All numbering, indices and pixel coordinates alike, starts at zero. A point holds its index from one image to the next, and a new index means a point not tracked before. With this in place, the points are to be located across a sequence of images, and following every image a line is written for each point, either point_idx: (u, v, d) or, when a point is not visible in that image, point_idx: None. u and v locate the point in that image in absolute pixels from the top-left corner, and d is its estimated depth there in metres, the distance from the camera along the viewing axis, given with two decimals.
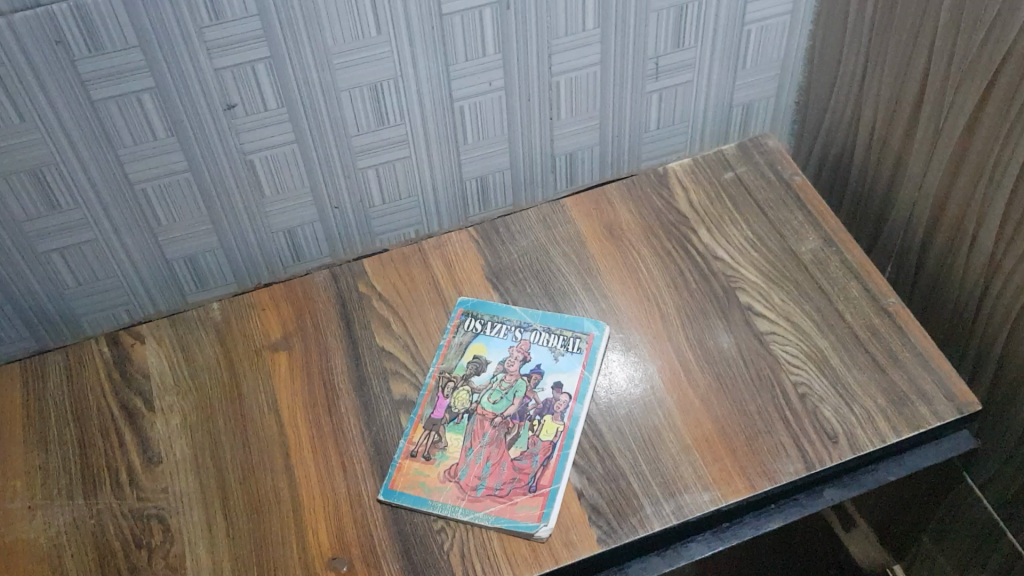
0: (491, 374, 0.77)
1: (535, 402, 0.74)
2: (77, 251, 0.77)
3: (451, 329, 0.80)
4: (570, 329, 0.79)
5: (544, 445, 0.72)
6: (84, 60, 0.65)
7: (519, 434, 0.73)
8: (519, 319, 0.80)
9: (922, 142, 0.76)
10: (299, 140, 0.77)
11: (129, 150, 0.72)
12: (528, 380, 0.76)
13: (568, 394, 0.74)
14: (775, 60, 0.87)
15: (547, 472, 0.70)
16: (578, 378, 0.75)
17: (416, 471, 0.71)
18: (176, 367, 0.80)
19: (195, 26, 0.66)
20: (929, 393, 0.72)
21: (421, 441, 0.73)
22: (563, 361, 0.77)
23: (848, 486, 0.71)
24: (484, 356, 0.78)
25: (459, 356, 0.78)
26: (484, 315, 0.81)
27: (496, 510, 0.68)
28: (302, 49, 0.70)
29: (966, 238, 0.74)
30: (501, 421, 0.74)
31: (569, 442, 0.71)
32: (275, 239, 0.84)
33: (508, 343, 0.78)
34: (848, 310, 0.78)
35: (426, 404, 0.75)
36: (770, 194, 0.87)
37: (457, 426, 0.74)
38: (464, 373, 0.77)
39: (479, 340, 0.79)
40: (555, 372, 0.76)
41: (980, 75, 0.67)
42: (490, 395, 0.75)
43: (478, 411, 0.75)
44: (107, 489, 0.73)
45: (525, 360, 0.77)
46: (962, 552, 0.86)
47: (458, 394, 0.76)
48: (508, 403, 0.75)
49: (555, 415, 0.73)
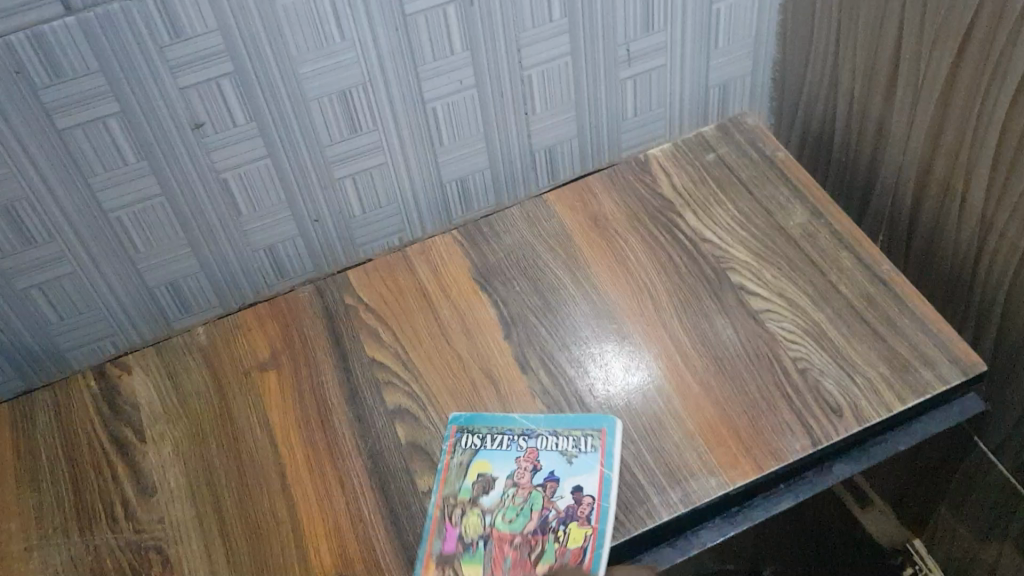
0: (502, 492, 0.68)
1: (554, 510, 0.66)
2: (57, 285, 0.76)
3: (446, 447, 0.71)
4: (583, 428, 0.70)
5: (575, 554, 0.63)
6: (45, 88, 0.64)
7: (543, 549, 0.64)
8: (522, 427, 0.71)
9: (902, 105, 0.74)
10: (271, 154, 0.76)
11: (100, 177, 0.71)
12: (543, 491, 0.67)
13: (590, 497, 0.66)
14: (747, 36, 0.86)
15: None
16: (598, 481, 0.67)
17: None
18: (165, 396, 0.79)
19: (156, 46, 0.65)
20: (932, 357, 0.71)
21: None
22: (576, 467, 0.68)
23: (857, 460, 0.69)
24: (489, 473, 0.69)
25: (461, 476, 0.69)
26: (480, 429, 0.72)
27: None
28: (266, 60, 0.69)
29: (955, 199, 0.72)
30: (521, 539, 0.65)
31: (600, 544, 0.63)
32: (257, 257, 0.83)
33: (514, 457, 0.70)
34: (842, 281, 0.77)
35: (432, 537, 0.66)
36: (754, 172, 0.86)
37: (474, 556, 0.65)
38: (471, 496, 0.68)
39: (480, 457, 0.70)
40: (569, 479, 0.67)
41: (954, 30, 0.65)
42: (503, 514, 0.67)
43: (494, 534, 0.66)
44: (102, 524, 0.72)
45: (537, 469, 0.69)
46: (979, 520, 0.84)
47: (467, 519, 0.67)
48: (527, 519, 0.66)
49: (581, 520, 0.65)
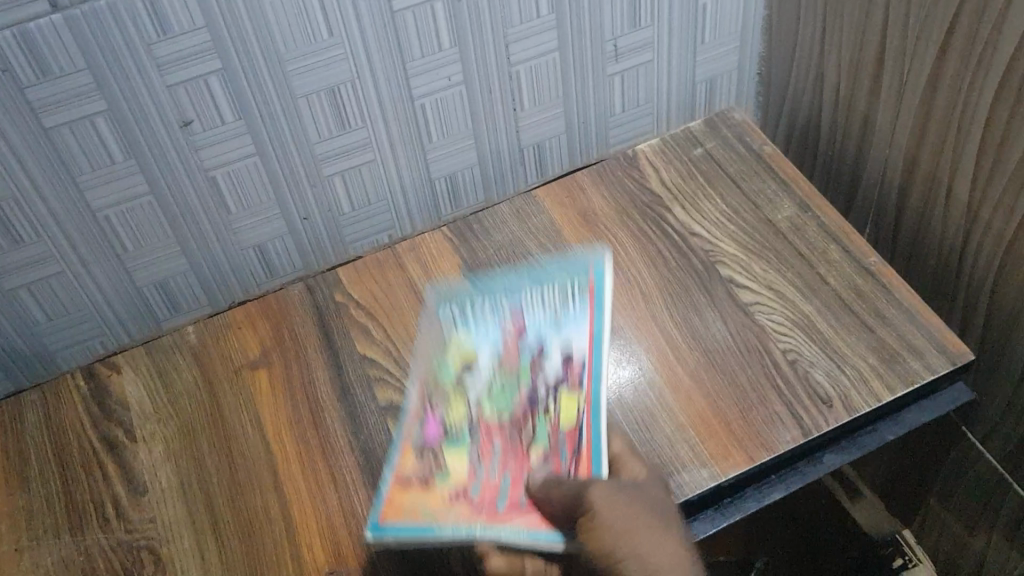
0: (489, 377, 0.71)
1: (542, 380, 0.69)
2: (44, 285, 0.76)
3: (423, 346, 0.76)
4: (570, 283, 0.75)
5: (568, 431, 0.66)
6: (32, 86, 0.64)
7: (535, 429, 0.67)
8: (507, 305, 0.75)
9: (888, 97, 0.75)
10: (260, 152, 0.75)
11: (87, 176, 0.71)
12: (533, 365, 0.70)
13: (579, 364, 0.69)
14: (734, 31, 0.86)
15: (584, 460, 0.64)
16: (587, 340, 0.71)
17: (413, 498, 0.64)
18: (155, 395, 0.78)
19: (143, 43, 0.65)
20: (919, 346, 0.71)
21: (411, 467, 0.67)
22: (566, 324, 0.72)
23: (848, 450, 0.69)
24: (473, 356, 0.73)
25: (439, 367, 0.73)
26: (457, 304, 0.78)
27: (525, 524, 0.61)
28: (254, 57, 0.69)
29: (941, 191, 0.73)
30: (511, 421, 0.68)
31: (595, 415, 0.66)
32: (246, 256, 0.82)
33: (497, 325, 0.74)
34: (831, 273, 0.77)
35: (410, 433, 0.69)
36: (742, 165, 0.87)
37: (460, 446, 0.67)
38: (456, 386, 0.71)
39: (460, 331, 0.75)
40: (559, 342, 0.71)
41: (938, 22, 0.66)
42: (487, 401, 0.70)
43: (480, 420, 0.69)
44: (94, 524, 0.71)
45: (524, 338, 0.72)
46: (968, 510, 0.84)
47: (450, 409, 0.70)
48: (513, 398, 0.69)
49: (573, 388, 0.68)
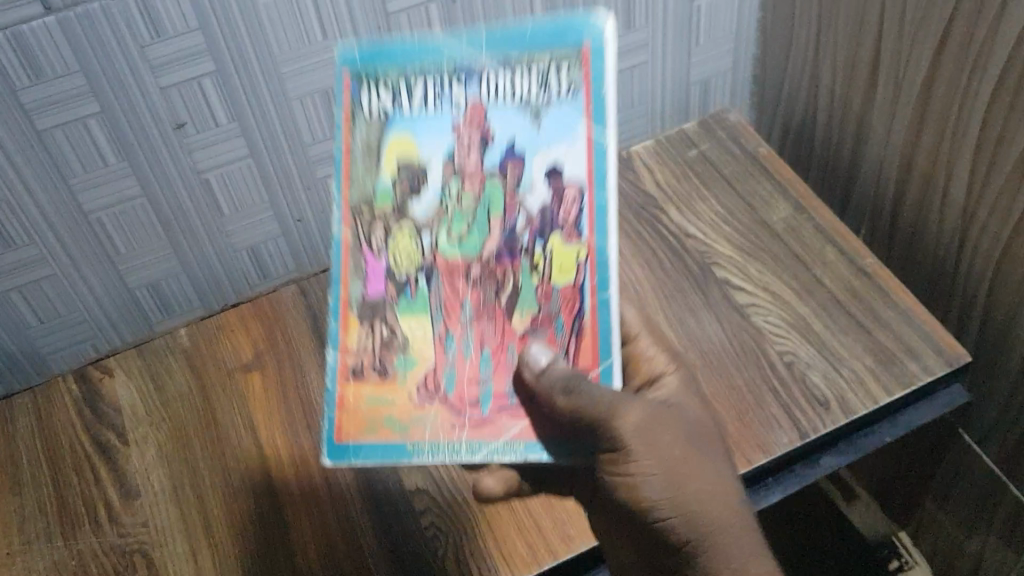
0: (442, 193, 0.54)
1: (522, 217, 0.54)
2: (36, 288, 0.75)
3: (342, 113, 0.54)
4: (552, 48, 0.53)
5: (566, 292, 0.55)
6: (25, 88, 0.64)
7: (519, 286, 0.54)
8: (457, 57, 0.53)
9: (884, 97, 0.75)
10: (254, 154, 0.75)
11: (80, 178, 0.70)
12: (504, 180, 0.54)
13: (575, 202, 0.54)
14: (729, 32, 0.86)
15: (586, 344, 0.55)
16: (585, 159, 0.53)
17: (371, 402, 0.56)
18: (148, 398, 0.78)
19: (136, 45, 0.65)
20: (917, 349, 0.72)
21: (360, 347, 0.56)
22: (548, 131, 0.53)
23: (845, 452, 0.70)
24: (416, 155, 0.54)
25: (374, 176, 0.54)
26: (384, 77, 0.54)
27: (515, 436, 0.55)
28: (248, 58, 0.69)
29: (937, 192, 0.72)
30: (480, 268, 0.54)
31: (600, 269, 0.54)
32: (239, 258, 0.82)
33: (448, 126, 0.54)
34: (827, 274, 0.77)
35: (348, 279, 0.55)
36: (737, 167, 0.87)
37: (416, 305, 0.55)
38: (394, 203, 0.54)
39: (399, 130, 0.54)
40: (542, 154, 0.53)
41: (935, 23, 0.66)
42: (448, 228, 0.54)
43: (438, 264, 0.54)
44: (86, 528, 0.71)
45: (493, 149, 0.54)
46: (963, 512, 0.84)
47: (399, 243, 0.55)
48: (481, 236, 0.54)
49: (566, 232, 0.54)
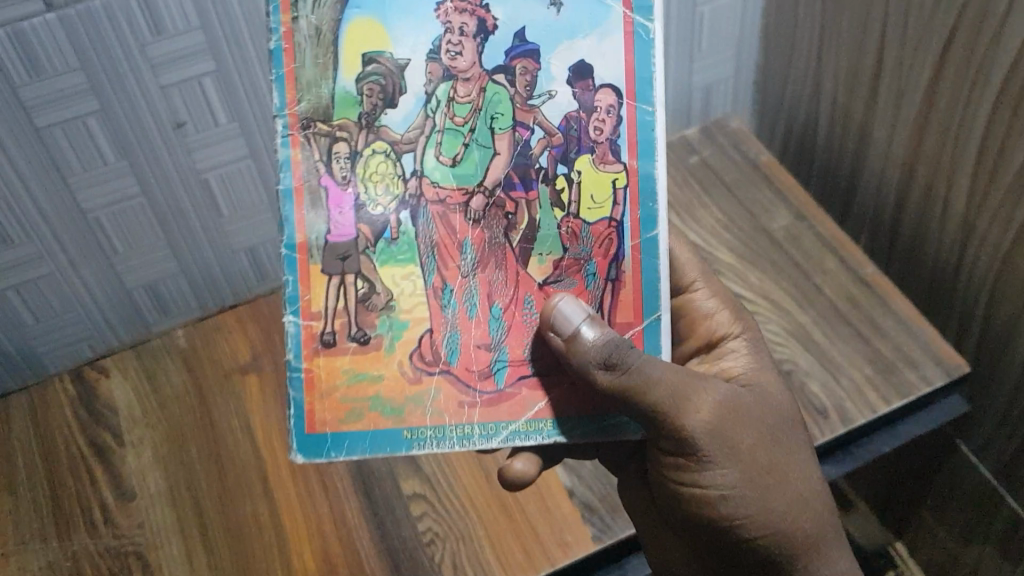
0: (426, 100, 0.55)
1: (538, 132, 0.55)
2: (33, 288, 0.74)
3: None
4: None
5: (600, 231, 0.56)
6: (24, 86, 0.63)
7: (539, 221, 0.56)
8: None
9: (885, 107, 0.75)
10: (253, 154, 0.75)
11: (79, 177, 0.70)
12: (510, 86, 0.55)
13: (611, 112, 0.56)
14: (730, 40, 0.86)
15: (630, 280, 0.57)
16: (622, 53, 0.55)
17: (352, 380, 0.56)
18: (145, 399, 0.77)
19: (136, 43, 0.64)
20: (916, 359, 0.73)
21: (327, 310, 0.56)
22: (570, 15, 0.55)
23: (842, 462, 0.70)
24: (386, 46, 0.54)
25: (331, 76, 0.54)
26: None
27: (537, 414, 0.56)
28: (249, 58, 0.69)
29: (938, 203, 0.72)
30: (482, 200, 0.55)
31: (640, 198, 0.56)
32: (237, 259, 0.82)
33: (431, 10, 0.54)
34: (826, 282, 0.78)
35: (308, 226, 0.55)
36: (738, 175, 0.87)
37: (405, 252, 0.55)
38: (361, 112, 0.54)
39: (364, 17, 0.54)
40: (566, 48, 0.55)
41: (937, 34, 0.66)
42: (441, 146, 0.55)
43: (429, 201, 0.55)
44: (81, 529, 0.70)
45: (491, 40, 0.54)
46: (962, 524, 0.84)
47: (371, 165, 0.55)
48: (472, 151, 0.55)
49: (597, 157, 0.56)
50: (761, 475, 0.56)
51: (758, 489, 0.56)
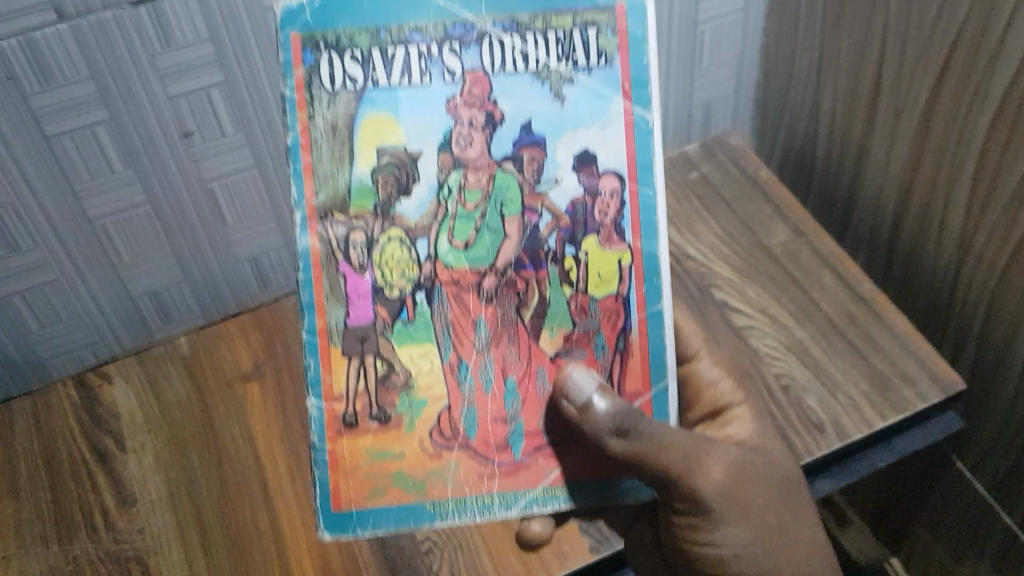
0: (440, 190, 0.60)
1: (545, 216, 0.61)
2: (39, 293, 0.75)
3: (296, 92, 0.59)
4: (573, 10, 0.59)
5: (609, 305, 0.62)
6: (35, 94, 0.64)
7: (548, 298, 0.62)
8: (453, 18, 0.58)
9: (883, 125, 0.76)
10: (259, 164, 0.76)
11: (86, 185, 0.71)
12: (518, 173, 0.60)
13: (614, 196, 0.61)
14: (731, 57, 0.87)
15: (636, 352, 0.63)
16: (623, 140, 0.60)
17: (378, 459, 0.63)
18: (147, 405, 0.78)
19: (146, 54, 0.65)
20: (912, 375, 0.73)
21: (347, 393, 0.63)
22: (575, 107, 0.60)
23: (837, 476, 0.71)
24: (399, 139, 0.59)
25: (347, 168, 0.60)
26: (344, 33, 0.58)
27: (552, 479, 0.63)
28: (256, 69, 0.70)
29: (936, 220, 0.73)
30: (492, 280, 0.61)
31: (646, 275, 0.62)
32: (240, 267, 0.82)
33: (442, 103, 0.59)
34: (823, 298, 0.79)
35: (327, 313, 0.61)
36: (737, 190, 0.88)
37: (423, 334, 0.62)
38: (376, 202, 0.60)
39: (378, 112, 0.59)
40: (571, 138, 0.60)
41: (936, 53, 0.67)
42: (452, 232, 0.61)
43: (443, 282, 0.61)
44: (82, 533, 0.71)
45: (498, 130, 0.60)
46: (956, 541, 0.85)
47: (387, 252, 0.61)
48: (481, 235, 0.61)
49: (604, 237, 0.61)
50: (766, 532, 0.63)
51: (764, 546, 0.63)
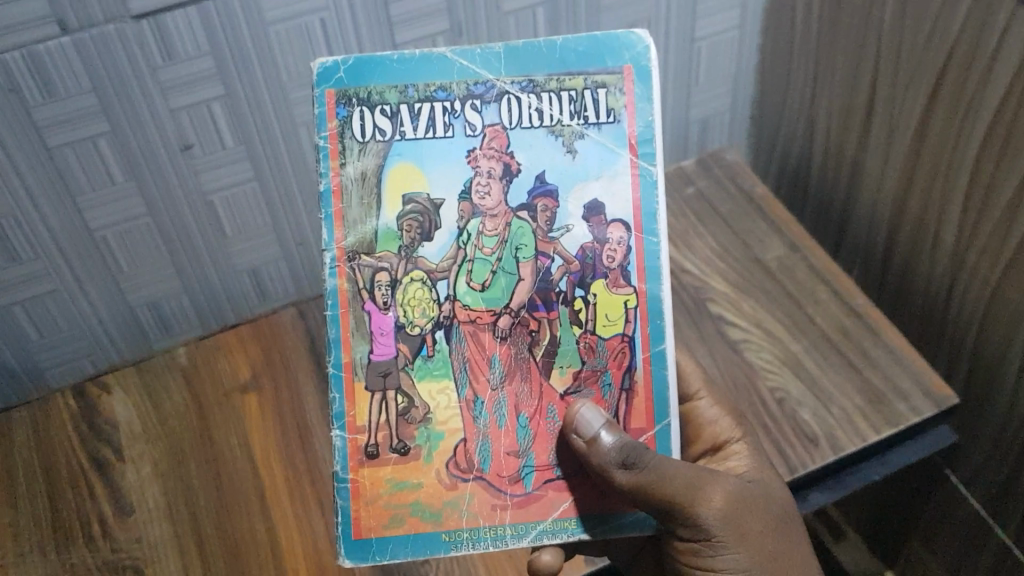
0: (459, 236, 0.56)
1: (557, 261, 0.56)
2: (40, 303, 0.76)
3: (329, 143, 0.56)
4: (585, 71, 0.56)
5: (614, 343, 0.57)
6: (38, 107, 0.65)
7: (558, 338, 0.57)
8: (475, 77, 0.56)
9: (877, 141, 0.76)
10: (258, 177, 0.76)
11: (87, 196, 0.71)
12: (532, 221, 0.56)
13: (621, 243, 0.56)
14: (727, 74, 0.88)
15: (640, 394, 0.57)
16: (630, 191, 0.56)
17: (393, 491, 0.56)
18: (145, 415, 0.78)
19: (148, 67, 0.66)
20: (905, 389, 0.74)
21: (371, 424, 0.56)
22: (584, 159, 0.56)
23: (831, 489, 0.72)
24: (423, 186, 0.56)
25: (374, 215, 0.56)
26: (375, 90, 0.56)
27: (563, 513, 0.57)
28: (257, 83, 0.70)
29: (930, 236, 0.74)
30: (509, 321, 0.56)
31: (650, 314, 0.57)
32: (239, 279, 0.83)
33: (461, 155, 0.56)
34: (818, 312, 0.80)
35: (353, 347, 0.56)
36: (732, 205, 0.88)
37: (438, 369, 0.56)
38: (400, 245, 0.56)
39: (407, 161, 0.56)
40: (581, 188, 0.56)
41: (930, 72, 0.68)
42: (469, 275, 0.56)
43: (459, 320, 0.56)
44: (79, 542, 0.71)
45: (515, 181, 0.56)
46: (949, 555, 0.85)
47: (409, 293, 0.56)
48: (501, 282, 0.56)
49: (611, 281, 0.57)
50: (768, 560, 0.59)
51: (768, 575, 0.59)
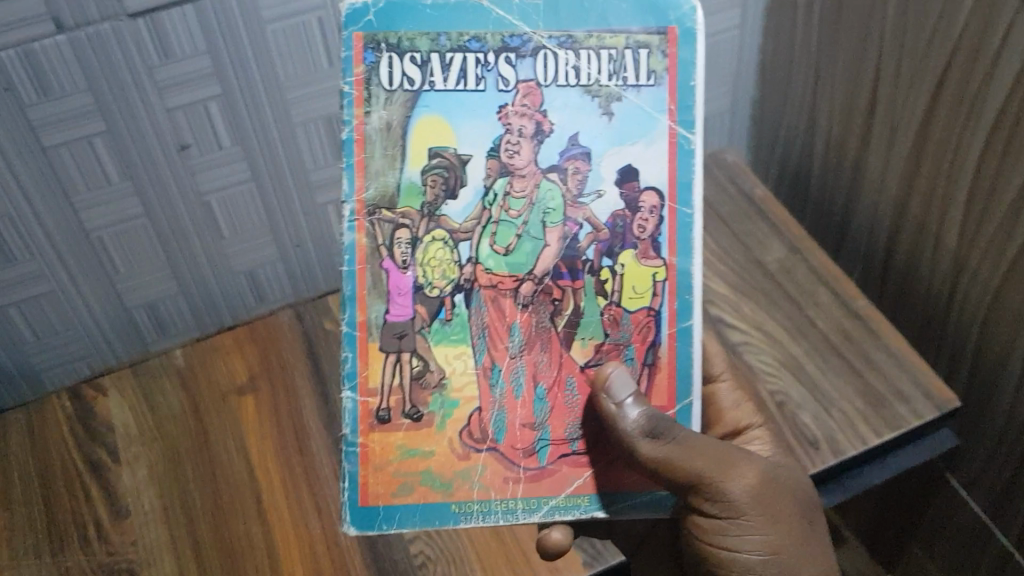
0: (486, 196, 0.56)
1: (586, 227, 0.57)
2: (34, 304, 0.75)
3: (354, 89, 0.56)
4: (628, 30, 0.56)
5: (641, 316, 0.58)
6: (34, 106, 0.64)
7: (581, 308, 0.58)
8: (510, 29, 0.55)
9: (878, 143, 0.76)
10: (255, 178, 0.76)
11: (83, 197, 0.71)
12: (562, 183, 0.57)
13: (653, 212, 0.57)
14: (727, 75, 0.88)
15: (664, 369, 0.59)
16: (665, 159, 0.57)
17: (405, 459, 0.58)
18: (142, 417, 0.78)
19: (144, 66, 0.65)
20: (907, 393, 0.73)
21: (383, 387, 0.58)
22: (621, 123, 0.57)
23: (832, 493, 0.72)
24: (450, 142, 0.56)
25: (398, 168, 0.56)
26: (405, 35, 0.55)
27: (576, 489, 0.58)
28: (254, 82, 0.70)
29: (930, 239, 0.73)
30: (531, 286, 0.57)
31: (677, 290, 0.58)
32: (237, 281, 0.82)
33: (493, 110, 0.56)
34: (819, 315, 0.79)
35: (368, 306, 0.57)
36: (733, 207, 0.88)
37: (458, 333, 0.57)
38: (423, 202, 0.56)
39: (434, 112, 0.56)
40: (616, 151, 0.57)
41: (931, 73, 0.67)
42: (492, 237, 0.57)
43: (479, 282, 0.57)
44: (74, 545, 0.71)
45: (546, 141, 0.56)
46: (950, 559, 0.85)
47: (430, 251, 0.57)
48: (523, 245, 0.57)
49: (642, 250, 0.58)
50: (798, 543, 0.60)
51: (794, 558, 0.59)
